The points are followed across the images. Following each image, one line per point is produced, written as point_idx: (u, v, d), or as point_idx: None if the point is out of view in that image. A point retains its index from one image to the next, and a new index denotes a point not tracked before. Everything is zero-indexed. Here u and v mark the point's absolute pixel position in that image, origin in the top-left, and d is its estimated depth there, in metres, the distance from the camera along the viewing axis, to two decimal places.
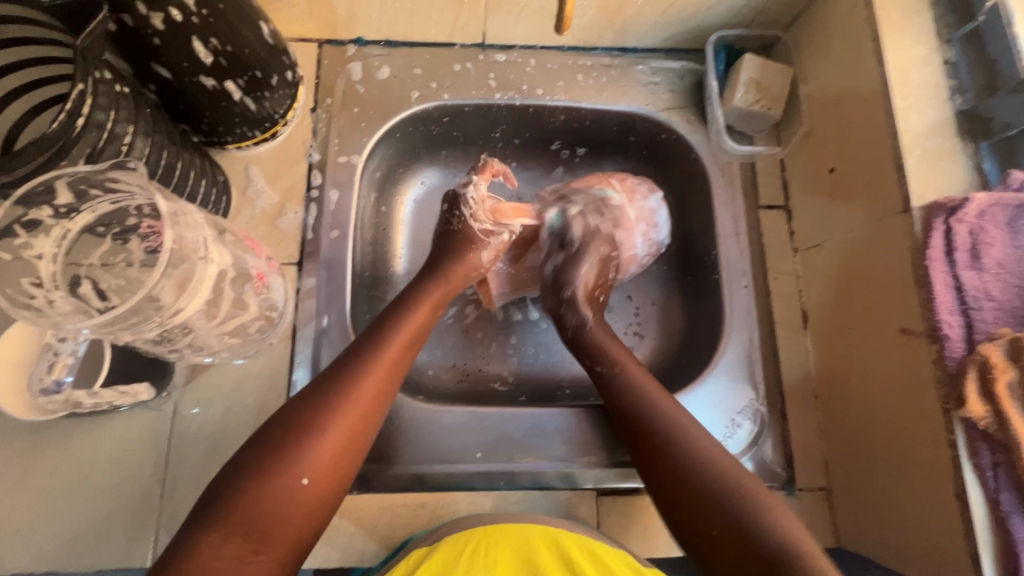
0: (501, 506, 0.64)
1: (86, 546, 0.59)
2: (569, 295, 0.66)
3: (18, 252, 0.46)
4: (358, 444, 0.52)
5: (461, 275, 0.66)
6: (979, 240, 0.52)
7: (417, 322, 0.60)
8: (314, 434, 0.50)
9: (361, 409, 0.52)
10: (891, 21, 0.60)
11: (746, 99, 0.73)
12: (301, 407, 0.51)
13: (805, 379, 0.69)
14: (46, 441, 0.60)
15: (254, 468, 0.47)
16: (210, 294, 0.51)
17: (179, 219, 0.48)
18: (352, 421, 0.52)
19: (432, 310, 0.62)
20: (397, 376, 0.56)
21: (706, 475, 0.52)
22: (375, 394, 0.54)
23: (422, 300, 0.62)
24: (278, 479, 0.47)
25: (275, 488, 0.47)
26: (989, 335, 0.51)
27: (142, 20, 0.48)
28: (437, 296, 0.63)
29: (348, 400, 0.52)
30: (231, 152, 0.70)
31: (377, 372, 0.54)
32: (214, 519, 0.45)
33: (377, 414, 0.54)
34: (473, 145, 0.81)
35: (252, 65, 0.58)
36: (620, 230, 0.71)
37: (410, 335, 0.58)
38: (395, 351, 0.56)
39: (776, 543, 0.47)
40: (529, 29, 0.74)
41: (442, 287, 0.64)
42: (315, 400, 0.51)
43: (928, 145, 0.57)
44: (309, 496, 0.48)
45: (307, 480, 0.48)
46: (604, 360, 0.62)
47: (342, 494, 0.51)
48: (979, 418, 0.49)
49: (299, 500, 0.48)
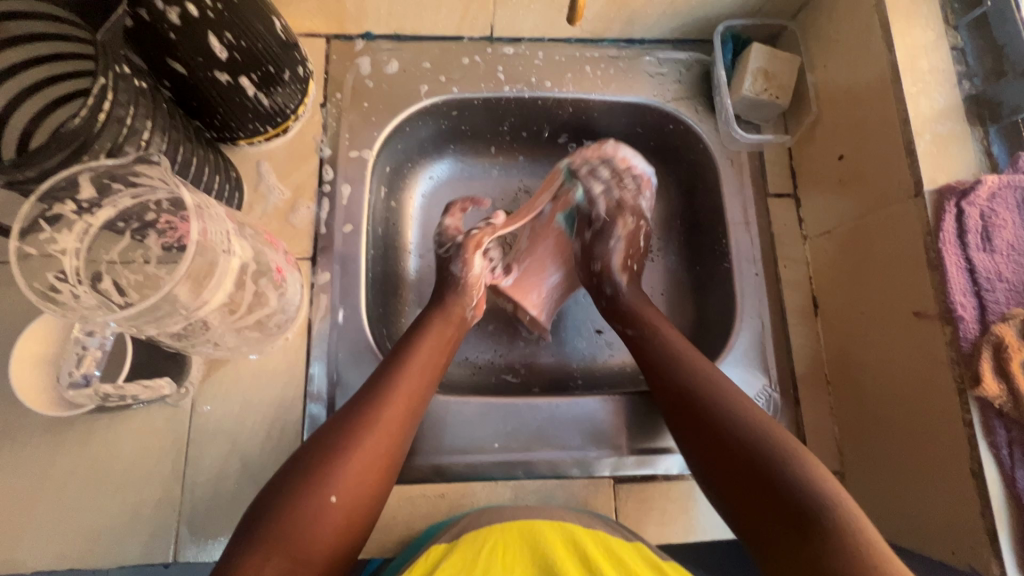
0: (520, 495, 0.65)
1: (107, 542, 0.59)
2: (600, 268, 0.69)
3: (44, 247, 0.47)
4: (384, 466, 0.52)
5: (463, 303, 0.66)
6: (990, 223, 0.53)
7: (432, 345, 0.61)
8: (340, 455, 0.50)
9: (384, 431, 0.53)
10: (899, 8, 0.61)
11: (755, 88, 0.73)
12: (326, 434, 0.52)
13: (816, 365, 0.70)
14: (64, 438, 0.60)
15: (287, 488, 0.48)
16: (232, 288, 0.51)
17: (203, 212, 0.48)
18: (376, 441, 0.52)
19: (445, 333, 0.63)
20: (418, 396, 0.57)
21: (737, 432, 0.52)
22: (396, 416, 0.54)
23: (433, 324, 0.63)
24: (308, 497, 0.48)
25: (307, 510, 0.47)
26: (1003, 316, 0.52)
27: (158, 14, 0.48)
28: (448, 322, 0.64)
29: (369, 421, 0.53)
30: (243, 148, 0.70)
31: (397, 394, 0.55)
32: (256, 535, 0.46)
33: (400, 437, 0.54)
34: (482, 138, 0.81)
35: (265, 60, 0.58)
36: (618, 160, 0.73)
37: (427, 359, 0.59)
38: (412, 374, 0.57)
39: (811, 498, 0.47)
40: (538, 22, 0.74)
41: (449, 312, 0.64)
42: (339, 426, 0.52)
43: (939, 130, 0.58)
44: (340, 518, 0.49)
45: (335, 497, 0.49)
46: (635, 324, 0.64)
47: (372, 512, 0.52)
48: (994, 397, 0.50)
49: (331, 520, 0.48)
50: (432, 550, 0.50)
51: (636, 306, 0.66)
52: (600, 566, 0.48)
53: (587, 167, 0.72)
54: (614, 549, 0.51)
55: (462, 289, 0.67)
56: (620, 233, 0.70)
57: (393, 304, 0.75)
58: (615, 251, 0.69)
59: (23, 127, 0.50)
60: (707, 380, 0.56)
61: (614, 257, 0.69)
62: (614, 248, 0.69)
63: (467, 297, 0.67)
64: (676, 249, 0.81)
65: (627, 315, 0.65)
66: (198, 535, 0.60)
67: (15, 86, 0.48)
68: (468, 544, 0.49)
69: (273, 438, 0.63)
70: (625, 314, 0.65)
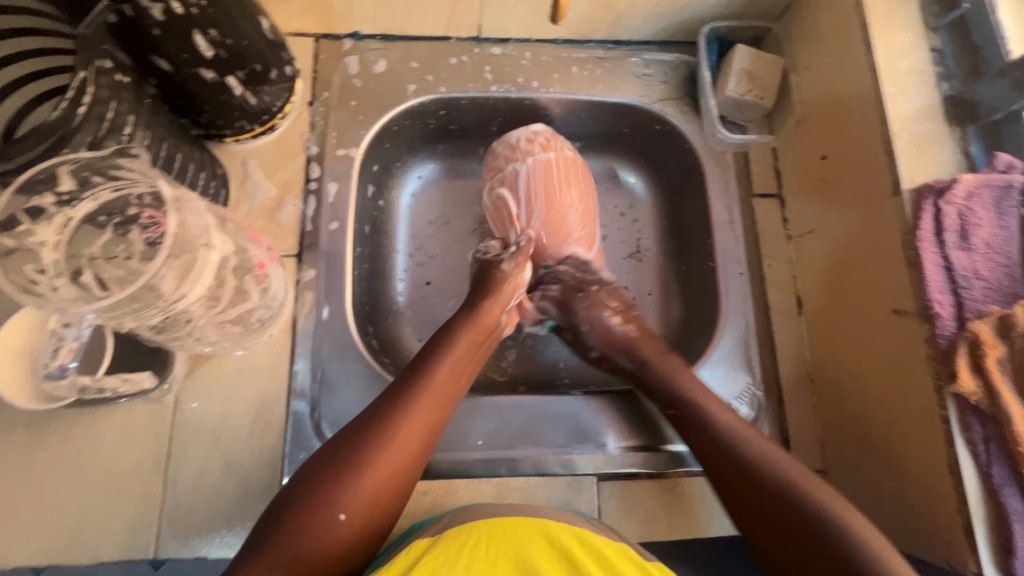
0: (503, 492, 0.65)
1: (87, 538, 0.59)
2: (600, 349, 0.69)
3: (21, 239, 0.46)
4: (401, 479, 0.52)
5: (495, 308, 0.65)
6: (969, 221, 0.53)
7: (457, 355, 0.60)
8: (352, 472, 0.50)
9: (402, 447, 0.53)
10: (878, 10, 0.62)
11: (738, 89, 0.74)
12: (336, 447, 0.52)
13: (800, 364, 0.70)
14: (45, 433, 0.60)
15: (292, 504, 0.49)
16: (213, 281, 0.51)
17: (182, 205, 0.48)
18: (390, 457, 0.52)
19: (473, 343, 0.62)
20: (438, 407, 0.57)
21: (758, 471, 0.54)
22: (416, 432, 0.54)
23: (460, 334, 0.61)
24: (316, 514, 0.48)
25: (314, 524, 0.48)
26: (980, 314, 0.51)
27: (141, 11, 0.48)
28: (473, 330, 0.62)
29: (384, 437, 0.52)
30: (230, 145, 0.70)
31: (418, 409, 0.55)
32: (253, 549, 0.47)
33: (421, 452, 0.54)
34: (470, 138, 0.82)
35: (251, 58, 0.58)
36: (511, 168, 0.73)
37: (450, 370, 0.59)
38: (437, 388, 0.57)
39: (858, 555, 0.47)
40: (524, 22, 0.74)
41: (477, 320, 0.63)
42: (356, 437, 0.52)
43: (917, 130, 0.58)
44: (350, 531, 0.49)
45: (344, 515, 0.49)
46: (675, 402, 0.62)
47: (382, 527, 0.51)
48: (970, 394, 0.50)
49: (339, 537, 0.48)
50: (414, 545, 0.50)
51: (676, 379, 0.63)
52: (584, 565, 0.49)
53: (508, 175, 0.73)
54: (601, 550, 0.51)
55: (506, 286, 0.66)
56: (591, 317, 0.69)
57: (380, 301, 0.75)
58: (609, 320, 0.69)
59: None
60: (799, 485, 0.52)
61: (608, 324, 0.69)
62: (596, 317, 0.69)
63: (509, 297, 0.66)
64: (663, 249, 0.81)
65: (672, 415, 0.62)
66: (179, 532, 0.60)
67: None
68: (451, 539, 0.49)
69: (257, 433, 0.63)
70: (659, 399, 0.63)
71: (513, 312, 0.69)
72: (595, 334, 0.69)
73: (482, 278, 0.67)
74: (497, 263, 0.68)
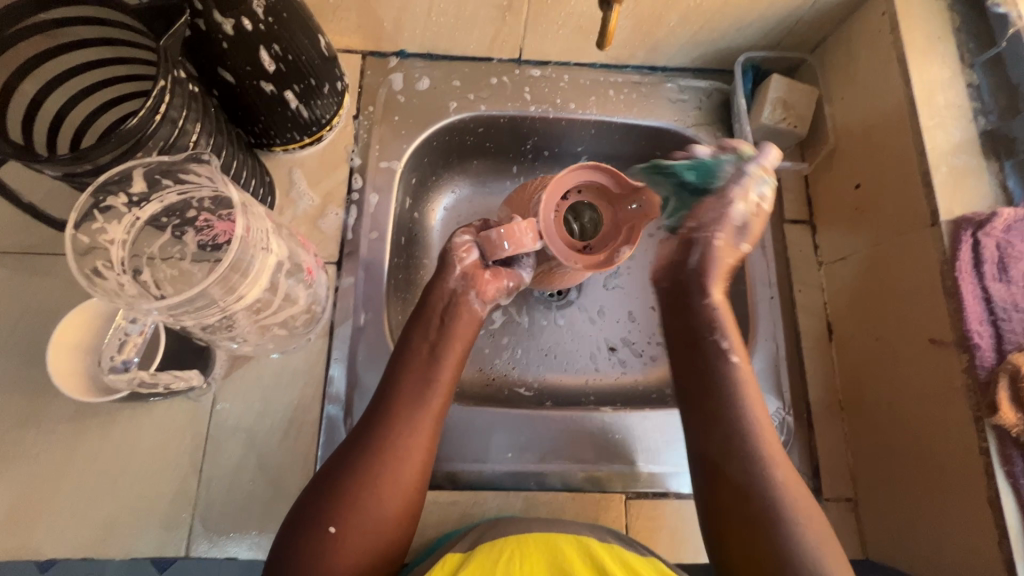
0: (530, 507, 0.65)
1: (121, 534, 0.60)
2: (734, 255, 0.64)
3: (94, 237, 0.49)
4: (387, 481, 0.54)
5: (443, 302, 0.62)
6: (1007, 254, 0.54)
7: (424, 351, 0.60)
8: (335, 486, 0.53)
9: (379, 453, 0.54)
10: (916, 45, 0.63)
11: (773, 117, 0.75)
12: (331, 466, 0.55)
13: (830, 391, 0.70)
14: (85, 428, 0.62)
15: (290, 527, 0.52)
16: (267, 285, 0.54)
17: (248, 210, 0.51)
18: (370, 464, 0.54)
19: (438, 332, 0.61)
20: (411, 404, 0.57)
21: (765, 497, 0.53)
22: (388, 434, 0.55)
23: (419, 331, 0.61)
24: (309, 530, 0.51)
25: (310, 540, 0.51)
26: (1018, 346, 0.52)
27: (214, 25, 0.51)
28: (434, 321, 0.62)
29: (362, 449, 0.55)
30: (278, 155, 0.73)
31: (390, 415, 0.56)
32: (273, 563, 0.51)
33: (399, 448, 0.55)
34: (503, 156, 0.84)
35: (307, 73, 0.61)
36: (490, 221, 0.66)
37: (418, 366, 0.59)
38: (407, 388, 0.58)
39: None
40: (566, 46, 0.77)
41: (436, 309, 0.62)
42: (337, 458, 0.55)
43: (955, 162, 0.59)
44: (345, 541, 0.51)
45: (334, 527, 0.51)
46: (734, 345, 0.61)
47: (391, 527, 0.53)
48: (1011, 425, 0.50)
49: (337, 548, 0.51)
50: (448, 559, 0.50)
51: (720, 315, 0.63)
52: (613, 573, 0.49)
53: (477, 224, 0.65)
54: (628, 561, 0.51)
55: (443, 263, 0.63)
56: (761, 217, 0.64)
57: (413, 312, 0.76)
58: (744, 237, 0.64)
59: (55, 113, 0.52)
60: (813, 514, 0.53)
61: (737, 245, 0.64)
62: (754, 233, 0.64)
63: (456, 261, 0.62)
64: None
65: (700, 330, 0.62)
66: (210, 530, 0.60)
67: (54, 69, 0.50)
68: (485, 556, 0.49)
69: (291, 436, 0.64)
70: (705, 339, 0.62)
71: (479, 272, 0.63)
72: (733, 240, 0.64)
73: (441, 256, 0.63)
74: (450, 242, 0.63)
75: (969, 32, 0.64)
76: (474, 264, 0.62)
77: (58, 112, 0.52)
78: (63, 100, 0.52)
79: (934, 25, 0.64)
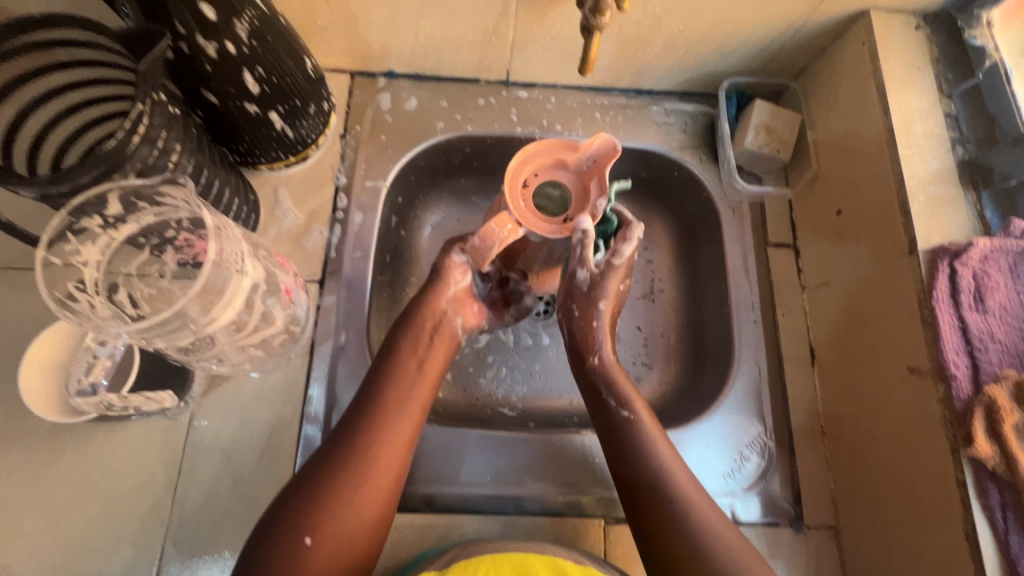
0: (508, 530, 0.64)
1: (90, 554, 0.59)
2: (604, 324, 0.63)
3: (67, 257, 0.50)
4: (363, 493, 0.53)
5: (433, 318, 0.63)
6: (983, 284, 0.55)
7: (409, 365, 0.60)
8: (311, 497, 0.52)
9: (360, 464, 0.54)
10: (895, 75, 0.64)
11: (756, 142, 0.76)
12: (305, 478, 0.54)
13: (813, 416, 0.70)
14: (59, 446, 0.61)
15: (257, 539, 0.51)
16: (242, 306, 0.53)
17: (222, 233, 0.51)
18: (348, 476, 0.53)
19: (426, 347, 0.62)
20: (394, 415, 0.57)
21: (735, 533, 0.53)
22: (368, 445, 0.55)
23: (404, 344, 0.61)
24: (283, 540, 0.50)
25: (284, 552, 0.49)
26: (994, 377, 0.53)
27: (197, 48, 0.51)
28: (424, 333, 0.62)
29: (340, 460, 0.54)
30: (264, 173, 0.73)
31: (372, 427, 0.56)
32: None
33: (376, 460, 0.54)
34: (491, 175, 0.84)
35: (292, 94, 0.61)
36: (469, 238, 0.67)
37: (403, 377, 0.59)
38: (388, 401, 0.57)
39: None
40: (552, 69, 0.78)
41: (426, 320, 0.63)
42: (314, 470, 0.54)
43: (933, 192, 0.60)
44: (320, 552, 0.50)
45: (309, 539, 0.50)
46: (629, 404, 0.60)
47: (364, 540, 0.52)
48: (986, 458, 0.50)
49: (310, 561, 0.50)
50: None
51: (614, 375, 0.62)
52: None
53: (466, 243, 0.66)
54: None
55: (439, 281, 0.64)
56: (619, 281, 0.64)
57: None
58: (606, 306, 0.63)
59: (36, 133, 0.52)
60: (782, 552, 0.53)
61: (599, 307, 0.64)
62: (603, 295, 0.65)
63: (449, 281, 0.64)
64: (677, 291, 0.81)
65: (599, 386, 0.61)
66: (182, 551, 0.60)
67: (33, 91, 0.51)
68: None
69: (268, 455, 0.64)
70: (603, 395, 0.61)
71: (468, 299, 0.66)
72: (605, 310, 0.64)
73: (434, 268, 0.65)
74: (449, 255, 0.64)
75: (947, 63, 0.65)
76: (466, 289, 0.65)
77: (40, 129, 0.52)
78: (45, 120, 0.52)
79: (912, 56, 0.65)
